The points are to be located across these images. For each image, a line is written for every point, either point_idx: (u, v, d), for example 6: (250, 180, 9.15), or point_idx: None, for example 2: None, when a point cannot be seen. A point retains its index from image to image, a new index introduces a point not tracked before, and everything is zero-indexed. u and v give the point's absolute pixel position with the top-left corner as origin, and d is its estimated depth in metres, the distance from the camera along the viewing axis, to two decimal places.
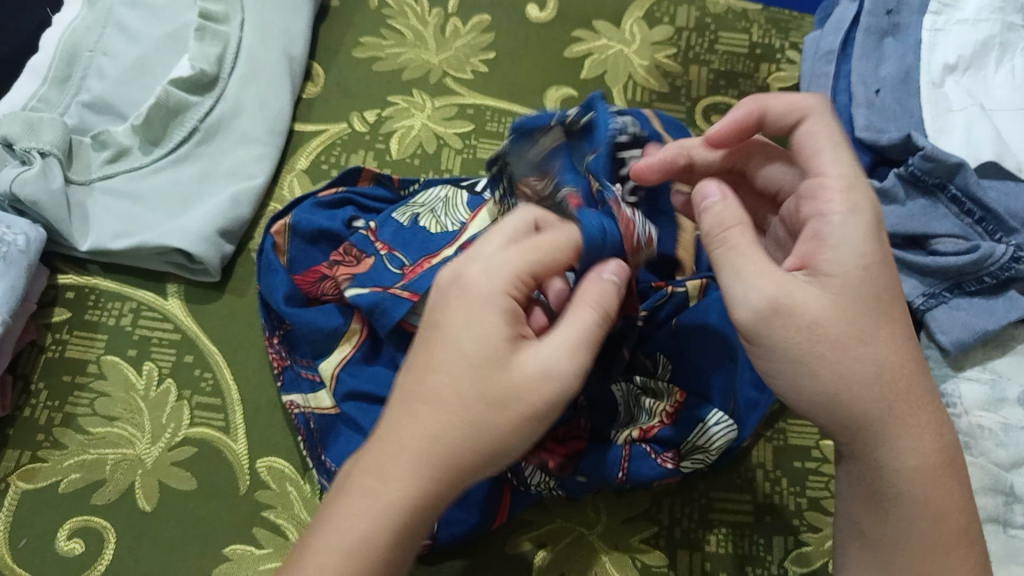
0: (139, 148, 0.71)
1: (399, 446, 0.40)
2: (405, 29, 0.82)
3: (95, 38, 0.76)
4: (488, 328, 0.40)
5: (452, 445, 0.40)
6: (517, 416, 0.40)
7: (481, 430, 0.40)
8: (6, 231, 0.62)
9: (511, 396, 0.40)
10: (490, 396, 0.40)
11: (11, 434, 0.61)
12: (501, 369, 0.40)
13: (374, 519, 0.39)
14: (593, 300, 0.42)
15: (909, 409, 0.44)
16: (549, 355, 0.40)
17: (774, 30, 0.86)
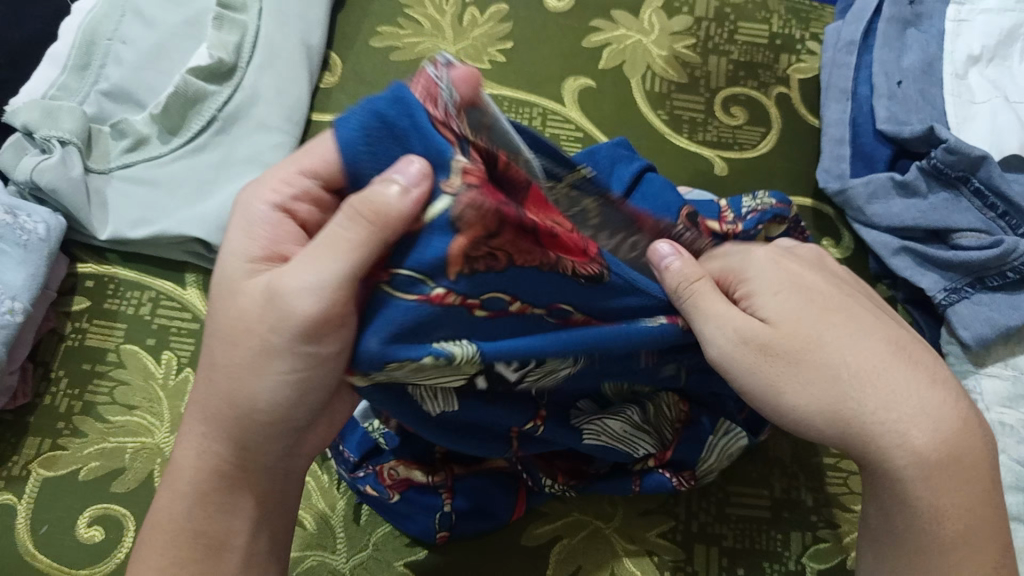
0: (157, 137, 0.71)
1: (201, 404, 0.46)
2: (422, 18, 0.81)
3: (113, 27, 0.75)
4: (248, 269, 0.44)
5: (220, 392, 0.44)
6: (264, 343, 0.41)
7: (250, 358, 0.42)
8: (26, 219, 0.62)
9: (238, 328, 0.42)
10: (228, 334, 0.43)
11: (31, 421, 0.61)
12: (246, 293, 0.43)
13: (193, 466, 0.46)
14: (362, 210, 0.38)
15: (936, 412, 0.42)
16: (291, 276, 0.40)
17: (795, 20, 0.85)
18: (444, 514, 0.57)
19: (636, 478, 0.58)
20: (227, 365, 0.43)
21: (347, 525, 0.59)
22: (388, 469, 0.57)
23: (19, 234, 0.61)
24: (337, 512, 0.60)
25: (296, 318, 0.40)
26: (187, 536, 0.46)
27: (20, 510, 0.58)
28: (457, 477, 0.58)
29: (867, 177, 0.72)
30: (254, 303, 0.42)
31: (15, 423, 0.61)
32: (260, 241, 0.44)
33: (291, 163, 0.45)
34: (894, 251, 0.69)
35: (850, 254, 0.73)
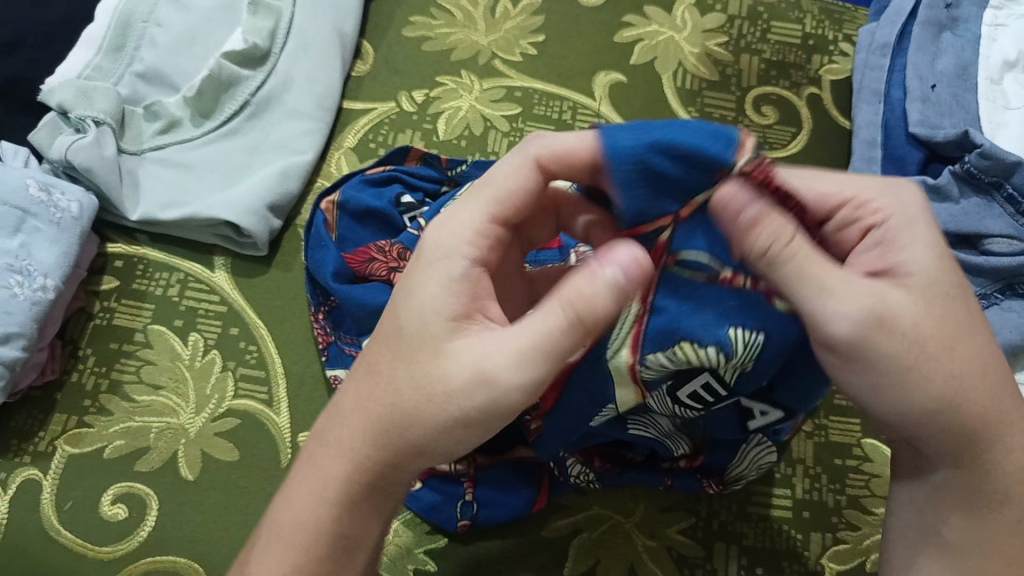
0: (190, 120, 0.72)
1: (346, 413, 0.41)
2: (455, 10, 0.81)
3: (148, 10, 0.76)
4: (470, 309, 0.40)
5: (438, 428, 0.39)
6: (458, 415, 0.39)
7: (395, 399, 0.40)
8: (59, 197, 0.63)
9: (432, 392, 0.39)
10: (433, 387, 0.39)
11: (58, 398, 0.62)
12: (407, 319, 0.40)
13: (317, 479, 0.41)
14: (566, 296, 0.37)
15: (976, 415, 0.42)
16: (419, 296, 0.40)
17: (829, 21, 0.84)
18: (465, 503, 0.57)
19: (667, 476, 0.58)
20: (482, 411, 0.38)
21: None
22: None
23: (52, 212, 0.62)
24: None
25: (487, 402, 0.38)
26: (325, 540, 0.41)
27: (46, 485, 0.59)
28: (479, 467, 0.58)
29: None
30: (402, 327, 0.40)
31: (42, 399, 0.62)
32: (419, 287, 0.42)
33: (487, 203, 0.41)
34: None
35: None
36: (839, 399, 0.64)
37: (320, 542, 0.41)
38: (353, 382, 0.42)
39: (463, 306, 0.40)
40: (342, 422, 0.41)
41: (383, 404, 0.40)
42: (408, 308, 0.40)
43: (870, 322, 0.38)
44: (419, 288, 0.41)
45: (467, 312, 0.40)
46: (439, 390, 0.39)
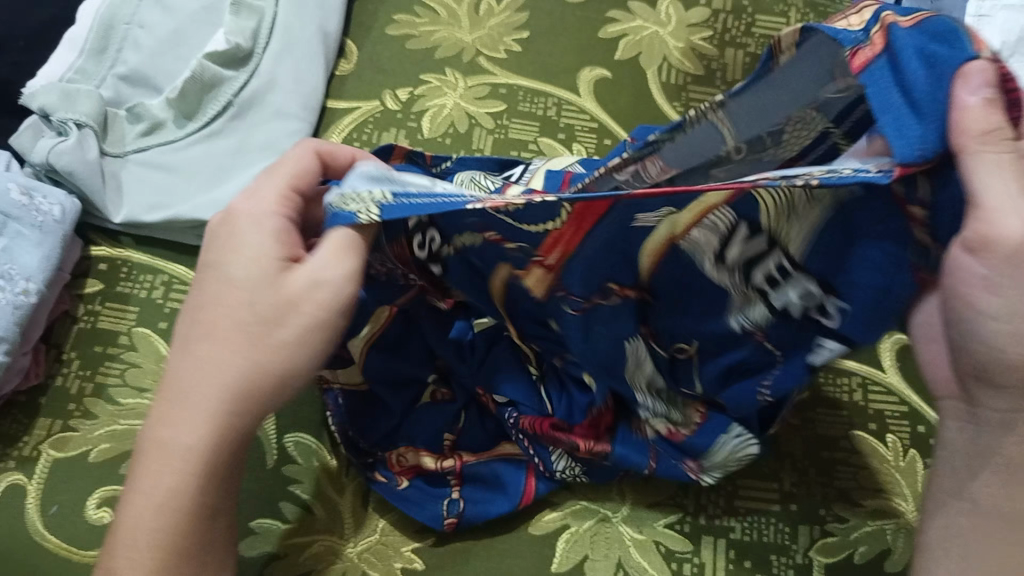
0: (174, 121, 0.72)
1: (197, 383, 0.47)
2: (438, 7, 0.81)
3: (131, 11, 0.76)
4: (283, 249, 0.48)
5: (284, 341, 0.47)
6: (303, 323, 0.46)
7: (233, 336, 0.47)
8: (41, 201, 0.63)
9: (282, 310, 0.46)
10: (278, 306, 0.46)
11: (43, 402, 0.62)
12: (250, 256, 0.47)
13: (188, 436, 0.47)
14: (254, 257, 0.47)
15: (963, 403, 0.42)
16: (235, 267, 0.47)
17: (814, 14, 0.84)
18: (451, 500, 0.57)
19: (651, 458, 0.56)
20: (286, 324, 0.46)
21: (356, 511, 0.59)
22: (397, 456, 0.58)
23: (35, 216, 0.62)
24: (346, 498, 0.60)
25: (311, 301, 0.46)
26: (189, 514, 0.47)
27: (32, 489, 0.59)
28: (467, 464, 0.59)
29: None
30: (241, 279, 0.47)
31: (27, 403, 0.62)
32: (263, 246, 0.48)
33: (281, 180, 0.50)
34: None
35: None
36: (825, 392, 0.65)
37: (189, 510, 0.47)
38: (184, 351, 0.48)
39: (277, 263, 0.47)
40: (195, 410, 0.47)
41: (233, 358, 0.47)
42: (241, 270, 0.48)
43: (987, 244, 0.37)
44: (246, 238, 0.48)
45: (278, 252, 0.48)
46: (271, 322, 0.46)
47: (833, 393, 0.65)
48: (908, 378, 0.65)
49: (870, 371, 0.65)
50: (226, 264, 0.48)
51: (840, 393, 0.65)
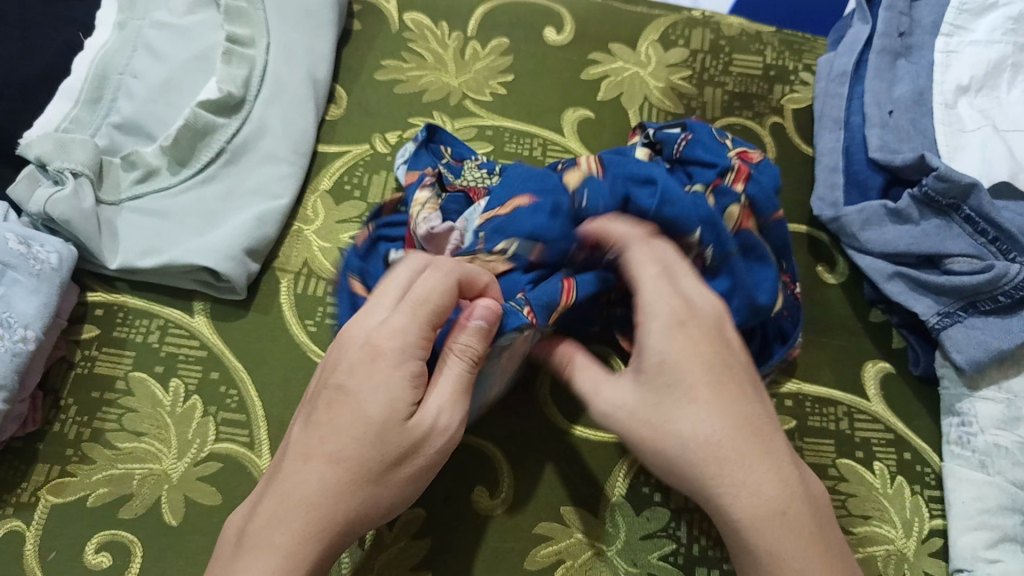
0: (167, 168, 0.73)
1: (293, 490, 0.46)
2: (425, 52, 0.84)
3: (124, 62, 0.78)
4: (387, 382, 0.48)
5: (383, 480, 0.48)
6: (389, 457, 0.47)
7: (372, 417, 0.47)
8: (39, 249, 0.63)
9: (407, 454, 0.48)
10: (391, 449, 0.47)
11: (41, 449, 0.62)
12: (347, 391, 0.48)
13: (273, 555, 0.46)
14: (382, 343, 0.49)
15: (736, 465, 0.48)
16: (359, 387, 0.48)
17: (788, 52, 0.88)
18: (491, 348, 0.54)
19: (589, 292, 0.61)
20: (419, 454, 0.48)
21: (353, 550, 0.60)
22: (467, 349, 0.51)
23: (32, 263, 0.62)
24: None
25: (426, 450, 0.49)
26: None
27: (29, 536, 0.59)
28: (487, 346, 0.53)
29: (860, 205, 0.74)
30: (343, 419, 0.47)
31: (24, 450, 0.62)
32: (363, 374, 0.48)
33: (409, 311, 0.49)
34: (889, 277, 0.72)
35: (846, 279, 0.76)
36: (811, 421, 0.68)
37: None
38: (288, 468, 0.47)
39: (401, 391, 0.48)
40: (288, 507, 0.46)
41: (356, 457, 0.47)
42: (350, 397, 0.48)
43: (676, 408, 0.49)
44: (350, 387, 0.48)
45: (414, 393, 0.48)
46: (402, 414, 0.48)
47: (820, 422, 0.68)
48: (890, 404, 0.70)
49: (855, 400, 0.70)
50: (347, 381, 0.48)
51: (827, 422, 0.69)
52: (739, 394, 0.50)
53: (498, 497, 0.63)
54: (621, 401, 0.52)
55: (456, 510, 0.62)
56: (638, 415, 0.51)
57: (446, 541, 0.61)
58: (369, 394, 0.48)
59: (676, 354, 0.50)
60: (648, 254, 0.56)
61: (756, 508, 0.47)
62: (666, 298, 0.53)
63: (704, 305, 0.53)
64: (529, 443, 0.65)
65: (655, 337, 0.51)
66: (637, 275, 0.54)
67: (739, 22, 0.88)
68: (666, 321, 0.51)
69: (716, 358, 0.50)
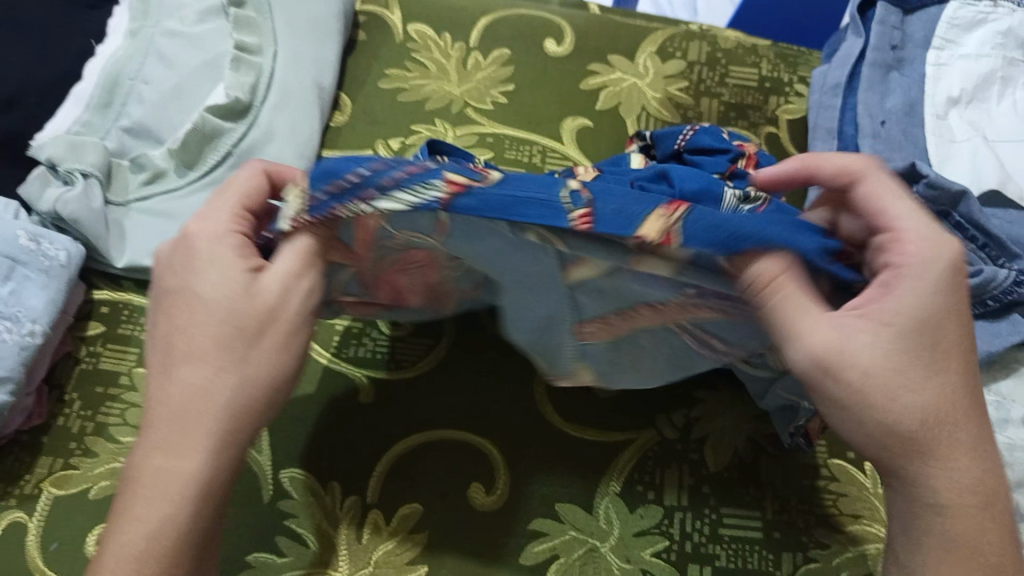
0: (175, 170, 0.75)
1: (172, 399, 0.49)
2: (428, 62, 0.86)
3: (136, 67, 0.80)
4: (221, 264, 0.50)
5: (257, 355, 0.50)
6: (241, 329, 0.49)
7: (221, 305, 0.49)
8: (48, 246, 0.65)
9: (266, 320, 0.50)
10: (252, 318, 0.50)
11: (45, 442, 0.63)
12: (192, 293, 0.50)
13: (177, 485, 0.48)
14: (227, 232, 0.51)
15: (952, 446, 0.48)
16: (202, 283, 0.50)
17: (783, 64, 0.90)
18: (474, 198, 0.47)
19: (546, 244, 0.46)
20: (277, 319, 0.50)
21: (349, 543, 0.61)
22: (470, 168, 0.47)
23: (42, 260, 0.64)
24: (339, 532, 0.61)
25: (284, 310, 0.50)
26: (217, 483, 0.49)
27: (32, 527, 0.60)
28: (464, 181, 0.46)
29: None
30: (196, 319, 0.50)
31: (29, 443, 0.63)
32: (211, 271, 0.50)
33: (230, 203, 0.52)
34: None
35: None
36: None
37: (214, 485, 0.48)
38: (166, 379, 0.49)
39: (240, 272, 0.50)
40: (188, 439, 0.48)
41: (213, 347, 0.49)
42: (195, 297, 0.50)
43: (915, 380, 0.47)
44: (197, 288, 0.50)
45: (246, 263, 0.51)
46: (242, 291, 0.50)
47: None
48: None
49: None
50: (195, 282, 0.50)
51: None
52: (959, 372, 0.48)
53: (494, 494, 0.64)
54: (870, 348, 0.47)
55: (452, 506, 0.63)
56: (878, 362, 0.47)
57: (442, 535, 0.62)
58: (213, 305, 0.50)
59: (925, 307, 0.48)
60: (881, 185, 0.52)
61: (956, 493, 0.48)
62: (937, 252, 0.49)
63: (947, 254, 0.49)
64: (525, 442, 0.66)
65: (905, 296, 0.48)
66: (897, 208, 0.50)
67: (735, 36, 0.90)
68: (934, 278, 0.48)
69: (951, 321, 0.48)
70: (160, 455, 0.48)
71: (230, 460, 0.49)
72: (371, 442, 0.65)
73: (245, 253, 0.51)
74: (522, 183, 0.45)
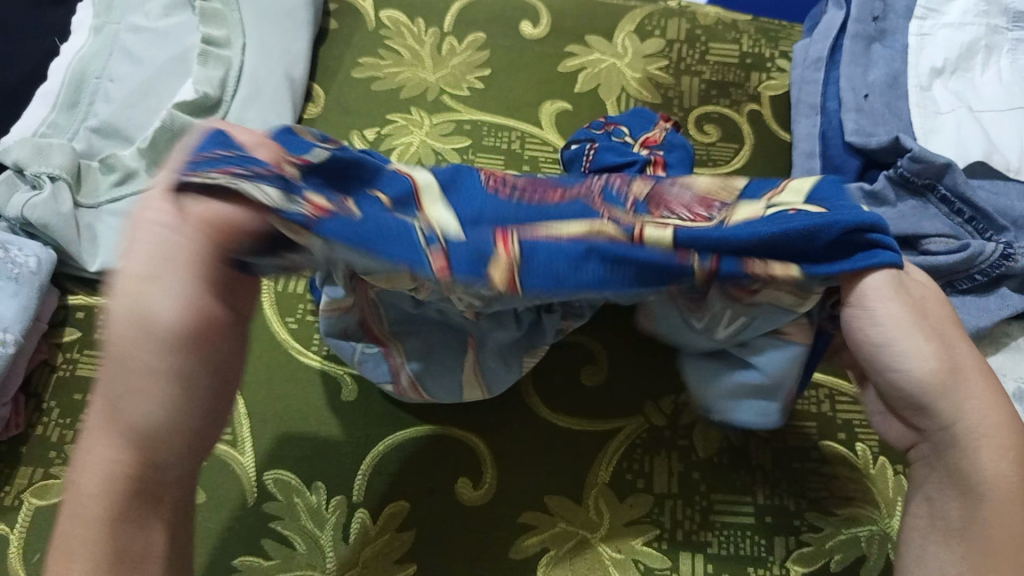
0: (146, 170, 0.73)
1: (112, 420, 0.40)
2: (402, 49, 0.84)
3: (101, 66, 0.78)
4: (155, 269, 0.41)
5: (190, 380, 0.41)
6: (172, 341, 0.40)
7: (143, 323, 0.40)
8: (17, 253, 0.64)
9: (176, 343, 0.40)
10: (186, 334, 0.40)
11: (24, 452, 0.62)
12: (120, 301, 0.41)
13: (94, 488, 0.40)
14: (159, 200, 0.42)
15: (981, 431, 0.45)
16: (138, 296, 0.40)
17: (764, 40, 0.88)
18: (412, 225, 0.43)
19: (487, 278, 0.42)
20: (185, 365, 0.41)
21: (336, 544, 0.60)
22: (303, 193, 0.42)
23: (11, 267, 0.63)
24: (326, 533, 0.61)
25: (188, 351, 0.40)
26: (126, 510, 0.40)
27: (13, 539, 0.59)
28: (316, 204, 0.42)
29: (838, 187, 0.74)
30: (121, 329, 0.40)
31: (7, 454, 0.62)
32: (137, 264, 0.41)
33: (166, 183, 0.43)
34: None
35: None
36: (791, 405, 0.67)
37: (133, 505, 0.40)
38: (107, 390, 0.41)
39: (191, 292, 0.41)
40: (111, 430, 0.40)
41: (145, 371, 0.40)
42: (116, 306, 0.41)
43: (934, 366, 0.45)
44: (132, 277, 0.41)
45: (196, 259, 0.41)
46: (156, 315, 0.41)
47: (799, 405, 0.67)
48: None
49: (836, 382, 0.69)
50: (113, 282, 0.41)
51: (806, 405, 0.67)
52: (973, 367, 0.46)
53: (481, 488, 0.63)
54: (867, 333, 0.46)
55: (441, 502, 0.62)
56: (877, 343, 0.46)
57: (431, 532, 0.61)
58: (121, 312, 0.41)
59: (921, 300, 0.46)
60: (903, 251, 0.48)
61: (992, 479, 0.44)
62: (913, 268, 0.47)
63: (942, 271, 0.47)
64: (511, 434, 0.65)
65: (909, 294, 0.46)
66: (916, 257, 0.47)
67: (715, 12, 0.89)
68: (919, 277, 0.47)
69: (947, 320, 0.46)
70: (72, 502, 0.40)
71: (156, 516, 0.41)
72: (356, 441, 0.64)
73: (192, 226, 0.41)
74: (372, 222, 0.41)
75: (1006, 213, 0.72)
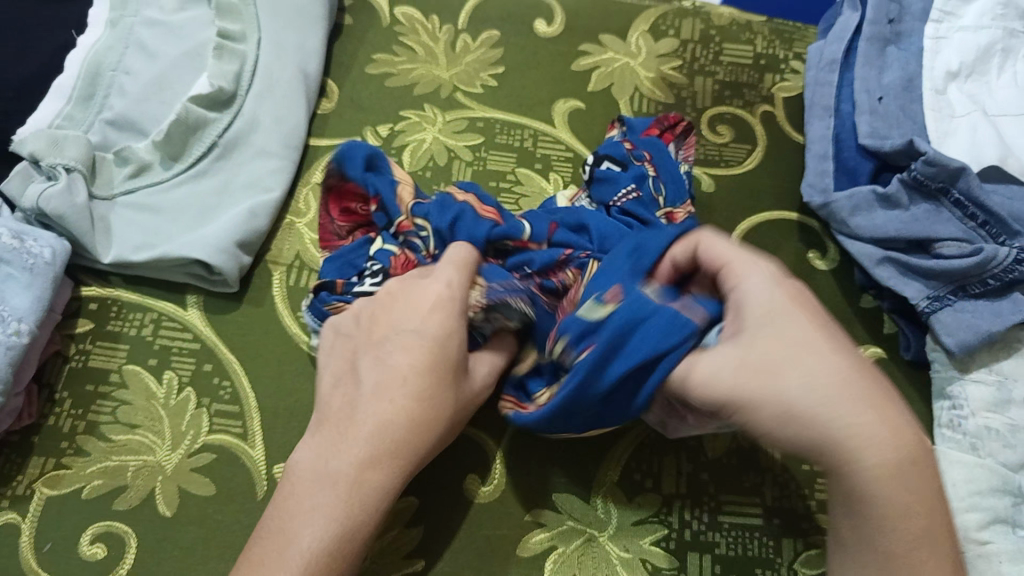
0: (160, 163, 0.73)
1: (316, 485, 0.50)
2: (416, 46, 0.84)
3: (117, 59, 0.78)
4: (420, 345, 0.53)
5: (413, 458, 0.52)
6: (413, 427, 0.52)
7: (381, 387, 0.53)
8: (32, 244, 0.64)
9: (428, 429, 0.52)
10: (357, 413, 0.52)
11: (36, 442, 0.63)
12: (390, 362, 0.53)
13: (369, 505, 0.50)
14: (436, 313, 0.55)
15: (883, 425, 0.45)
16: (401, 355, 0.53)
17: (779, 41, 0.88)
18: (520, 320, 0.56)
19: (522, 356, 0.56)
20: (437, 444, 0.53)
21: None
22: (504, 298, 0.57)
23: (26, 258, 0.63)
24: None
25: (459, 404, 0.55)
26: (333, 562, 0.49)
27: (25, 528, 0.59)
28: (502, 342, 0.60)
29: (850, 191, 0.74)
30: (405, 395, 0.52)
31: (20, 443, 0.63)
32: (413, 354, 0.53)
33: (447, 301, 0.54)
34: (878, 262, 0.72)
35: (837, 266, 0.76)
36: None
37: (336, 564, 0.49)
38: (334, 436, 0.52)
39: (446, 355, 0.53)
40: (358, 469, 0.50)
41: (408, 424, 0.52)
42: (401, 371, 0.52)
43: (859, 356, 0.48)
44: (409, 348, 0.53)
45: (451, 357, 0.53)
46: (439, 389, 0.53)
47: None
48: None
49: None
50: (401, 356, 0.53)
51: None
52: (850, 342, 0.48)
53: (491, 485, 0.63)
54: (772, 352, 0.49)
55: (449, 498, 0.62)
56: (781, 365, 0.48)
57: (439, 528, 0.61)
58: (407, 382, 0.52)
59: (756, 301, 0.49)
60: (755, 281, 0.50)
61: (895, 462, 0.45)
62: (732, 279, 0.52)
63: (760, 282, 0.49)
64: (520, 432, 0.65)
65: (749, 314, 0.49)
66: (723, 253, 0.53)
67: (729, 12, 0.89)
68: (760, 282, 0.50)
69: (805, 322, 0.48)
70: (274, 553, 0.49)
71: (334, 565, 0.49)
72: None
73: (482, 314, 0.54)
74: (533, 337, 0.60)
75: (1022, 218, 0.71)
